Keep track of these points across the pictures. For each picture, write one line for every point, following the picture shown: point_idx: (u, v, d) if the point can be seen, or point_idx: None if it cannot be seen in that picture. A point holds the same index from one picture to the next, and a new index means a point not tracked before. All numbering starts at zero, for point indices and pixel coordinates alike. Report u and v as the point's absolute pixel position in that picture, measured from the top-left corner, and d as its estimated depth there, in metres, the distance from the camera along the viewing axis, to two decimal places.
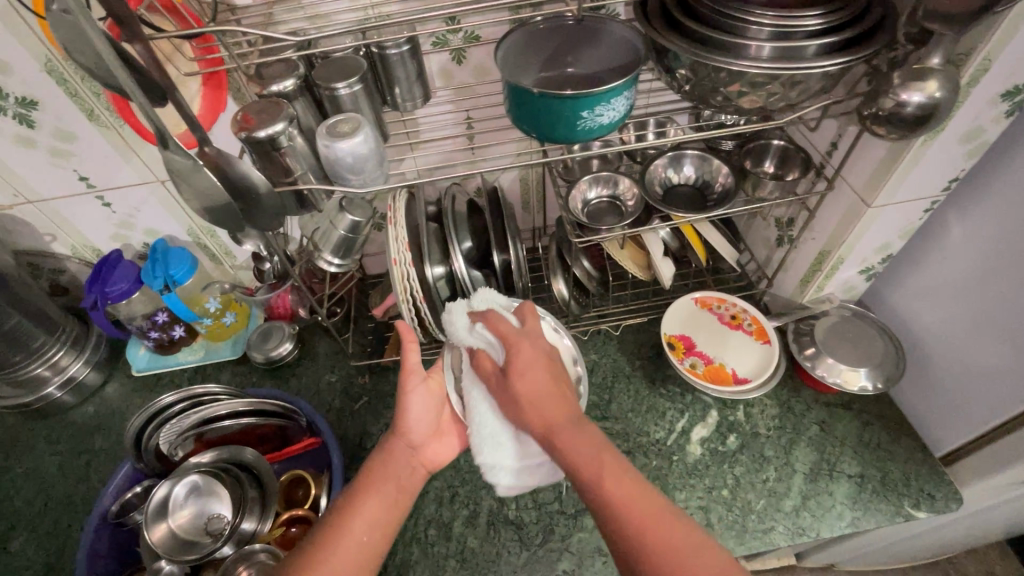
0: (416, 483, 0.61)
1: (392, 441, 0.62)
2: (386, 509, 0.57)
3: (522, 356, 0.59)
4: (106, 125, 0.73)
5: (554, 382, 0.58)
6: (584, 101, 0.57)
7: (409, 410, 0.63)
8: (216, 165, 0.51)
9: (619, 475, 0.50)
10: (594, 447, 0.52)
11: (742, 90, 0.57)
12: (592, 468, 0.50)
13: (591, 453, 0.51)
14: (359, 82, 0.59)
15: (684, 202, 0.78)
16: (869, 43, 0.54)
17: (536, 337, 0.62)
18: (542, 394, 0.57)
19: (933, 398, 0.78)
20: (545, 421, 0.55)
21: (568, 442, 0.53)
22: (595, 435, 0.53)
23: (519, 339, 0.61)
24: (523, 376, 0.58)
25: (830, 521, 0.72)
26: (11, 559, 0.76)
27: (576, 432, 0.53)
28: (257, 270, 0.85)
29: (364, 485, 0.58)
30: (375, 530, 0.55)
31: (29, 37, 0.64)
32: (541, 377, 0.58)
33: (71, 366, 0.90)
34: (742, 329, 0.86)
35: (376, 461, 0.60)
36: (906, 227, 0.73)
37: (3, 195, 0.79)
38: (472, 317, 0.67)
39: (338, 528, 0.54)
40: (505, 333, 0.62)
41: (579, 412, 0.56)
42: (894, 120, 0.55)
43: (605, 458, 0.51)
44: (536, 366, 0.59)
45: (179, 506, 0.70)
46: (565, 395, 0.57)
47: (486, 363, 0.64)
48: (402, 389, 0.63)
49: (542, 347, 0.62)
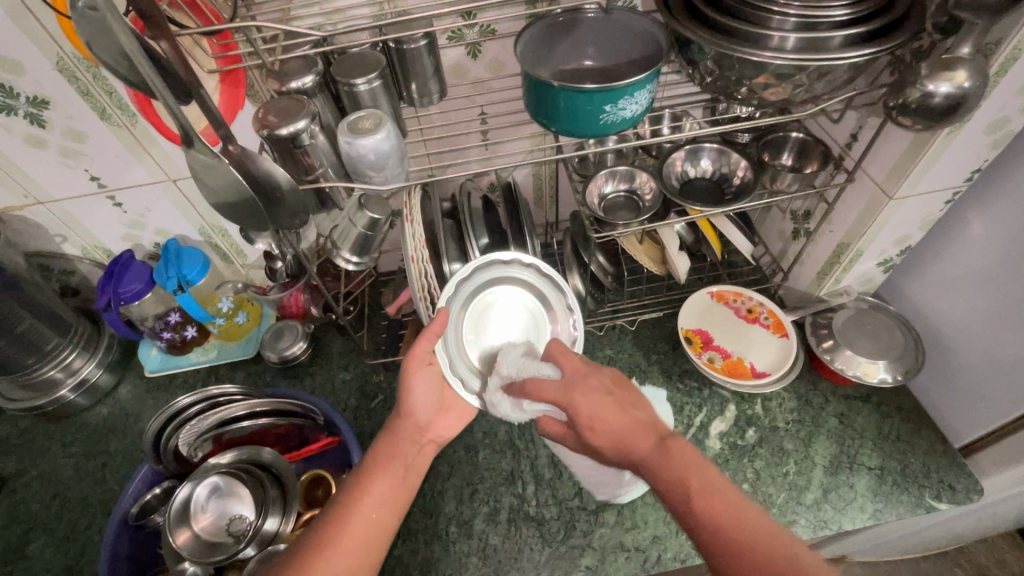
0: (422, 462, 0.63)
1: (398, 422, 0.64)
2: (395, 484, 0.59)
3: (582, 411, 0.58)
4: (118, 123, 0.72)
5: (627, 412, 0.57)
6: (607, 95, 0.56)
7: (412, 393, 0.64)
8: (239, 163, 0.51)
9: (712, 495, 0.48)
10: (686, 469, 0.51)
11: (767, 82, 0.57)
12: (683, 493, 0.49)
13: (684, 475, 0.50)
14: (379, 78, 0.58)
15: (702, 195, 0.77)
16: (897, 32, 0.53)
17: (586, 378, 0.60)
18: (619, 428, 0.56)
19: (952, 390, 0.78)
20: (632, 455, 0.54)
21: (659, 470, 0.52)
22: (681, 451, 0.52)
23: (572, 397, 0.59)
24: (599, 425, 0.57)
25: (851, 513, 0.72)
26: (30, 562, 0.76)
27: (662, 456, 0.52)
28: (268, 266, 0.83)
29: (374, 463, 0.59)
30: (385, 506, 0.57)
31: (41, 35, 0.63)
32: (614, 414, 0.57)
33: (84, 368, 0.89)
34: (759, 323, 0.86)
35: (383, 441, 0.62)
36: (925, 219, 0.72)
37: (13, 196, 0.78)
38: (512, 395, 0.65)
39: (349, 504, 0.56)
40: (556, 397, 0.60)
41: (662, 431, 0.55)
42: (920, 111, 0.55)
43: (696, 480, 0.49)
44: (602, 406, 0.58)
45: (201, 508, 0.70)
46: (641, 419, 0.56)
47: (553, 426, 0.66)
48: (405, 375, 0.64)
49: (599, 380, 0.61)
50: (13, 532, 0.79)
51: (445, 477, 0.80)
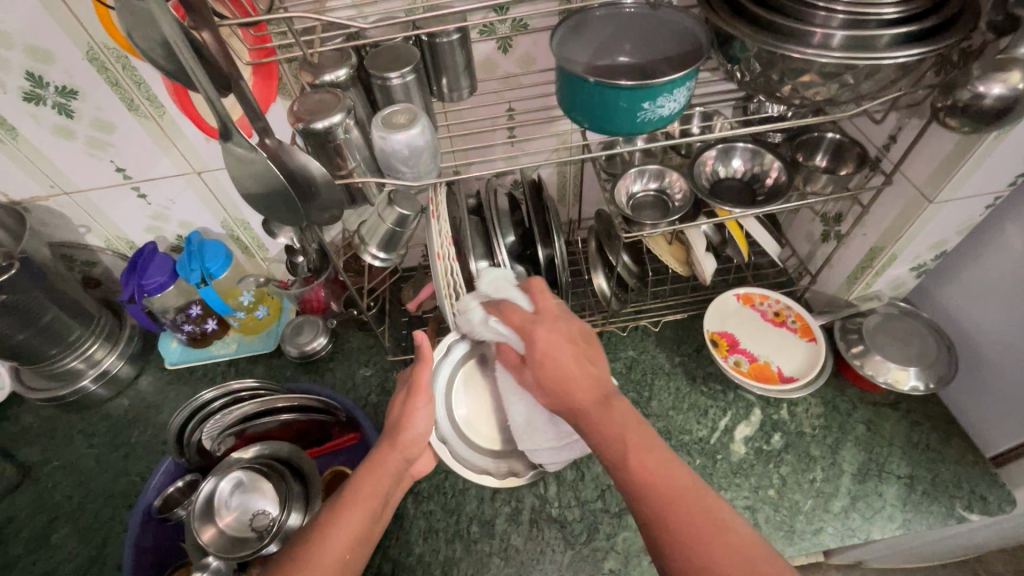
0: (395, 498, 0.61)
1: (389, 454, 0.59)
2: (369, 521, 0.55)
3: (542, 341, 0.59)
4: (145, 115, 0.72)
5: (578, 359, 0.57)
6: (645, 93, 0.55)
7: (412, 425, 0.61)
8: (275, 156, 0.50)
9: (646, 450, 0.49)
10: (621, 424, 0.51)
11: (812, 80, 0.55)
12: (617, 449, 0.50)
13: (619, 427, 0.51)
14: (413, 72, 0.57)
15: (733, 196, 0.76)
16: (949, 32, 0.52)
17: (555, 316, 0.62)
18: (571, 372, 0.56)
19: (985, 399, 0.76)
20: (572, 403, 0.55)
21: (595, 421, 0.53)
22: (619, 408, 0.53)
23: (535, 328, 0.61)
24: (556, 364, 0.57)
25: (881, 523, 0.71)
26: (53, 552, 0.76)
27: (601, 405, 0.53)
28: (291, 263, 0.85)
29: (352, 498, 0.56)
30: (356, 545, 0.53)
31: (72, 24, 0.63)
32: (568, 361, 0.57)
33: (105, 360, 0.90)
34: (786, 326, 0.85)
35: (367, 474, 0.58)
36: (964, 223, 0.71)
37: (40, 186, 0.78)
38: (486, 309, 0.66)
39: (323, 539, 0.52)
40: (521, 323, 0.62)
41: (607, 388, 0.55)
42: (969, 113, 0.53)
43: (632, 433, 0.50)
44: (561, 348, 0.58)
45: (224, 503, 0.69)
46: (594, 372, 0.57)
47: (510, 354, 0.67)
48: (410, 403, 0.61)
49: (566, 325, 0.61)
50: (36, 522, 0.79)
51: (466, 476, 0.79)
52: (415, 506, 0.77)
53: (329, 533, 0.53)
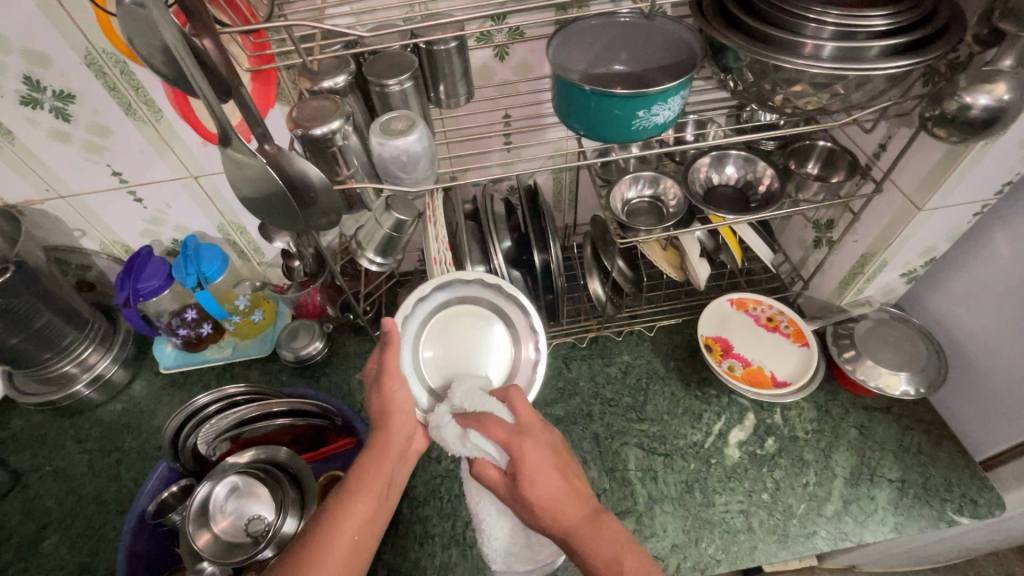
0: (401, 477, 0.62)
1: (384, 438, 0.59)
2: (375, 505, 0.56)
3: (529, 459, 0.56)
4: (143, 119, 0.72)
5: (567, 480, 0.56)
6: (641, 101, 0.56)
7: (398, 406, 0.60)
8: (274, 162, 0.50)
9: (647, 574, 0.48)
10: (617, 547, 0.50)
11: (804, 89, 0.56)
12: (614, 572, 0.49)
13: (613, 549, 0.50)
14: (411, 79, 0.57)
15: (727, 203, 0.77)
16: (937, 43, 0.53)
17: (535, 429, 0.59)
18: (558, 493, 0.55)
19: (975, 403, 0.77)
20: (562, 523, 0.53)
21: (590, 544, 0.51)
22: (613, 528, 0.52)
23: (519, 440, 0.57)
24: (544, 487, 0.55)
25: (873, 526, 0.72)
26: (45, 558, 0.75)
27: (595, 528, 0.52)
28: (288, 267, 0.85)
29: (354, 487, 0.56)
30: (366, 528, 0.55)
31: (70, 29, 0.63)
32: (555, 480, 0.55)
33: (99, 365, 0.89)
34: (779, 331, 0.86)
35: (366, 461, 0.58)
36: (953, 231, 0.72)
37: (35, 190, 0.78)
38: (462, 424, 0.60)
39: (329, 529, 0.53)
40: (505, 438, 0.58)
41: (594, 507, 0.55)
42: (957, 123, 0.54)
43: (629, 557, 0.49)
44: (546, 463, 0.57)
45: (220, 508, 0.69)
46: (580, 490, 0.56)
47: (492, 473, 0.59)
48: (389, 386, 0.60)
49: (550, 440, 0.60)
50: (27, 528, 0.78)
51: (462, 480, 0.80)
52: (411, 510, 0.77)
53: (336, 523, 0.54)
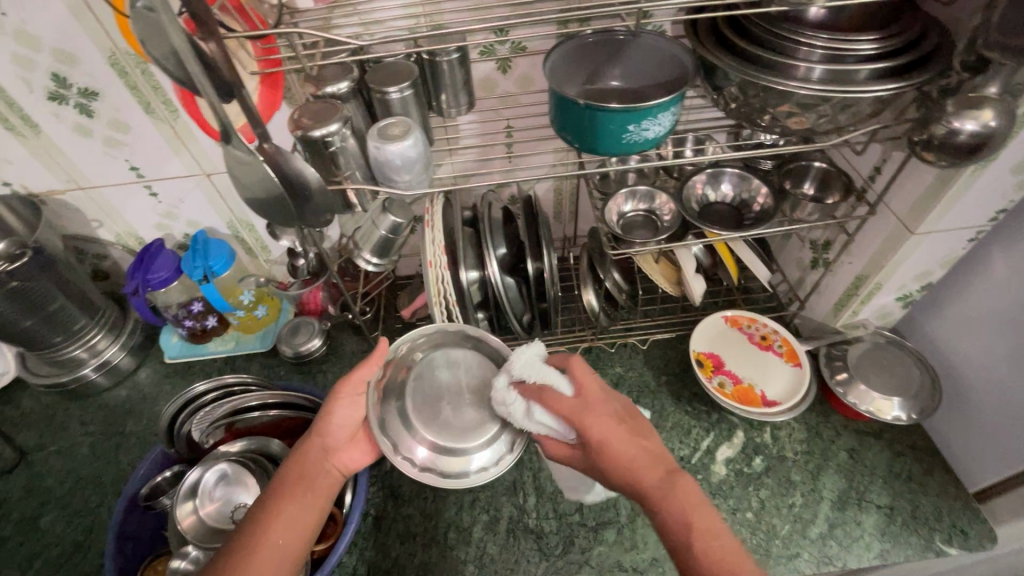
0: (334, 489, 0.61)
1: (307, 445, 0.62)
2: (293, 514, 0.57)
3: (596, 437, 0.55)
4: (160, 117, 0.76)
5: (637, 444, 0.56)
6: (631, 115, 0.57)
7: (330, 418, 0.62)
8: (273, 161, 0.52)
9: (715, 535, 0.50)
10: (693, 507, 0.52)
11: (792, 110, 0.57)
12: (685, 533, 0.51)
13: (687, 512, 0.52)
14: (411, 87, 0.60)
15: (721, 220, 0.78)
16: (924, 69, 0.53)
17: (603, 403, 0.58)
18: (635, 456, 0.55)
19: (967, 433, 0.76)
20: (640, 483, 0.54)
21: (666, 504, 0.52)
22: (689, 489, 0.53)
23: (585, 412, 0.56)
24: (614, 458, 0.54)
25: (857, 551, 0.71)
26: (42, 535, 0.78)
27: (667, 489, 0.53)
28: (292, 266, 0.88)
29: (277, 494, 0.58)
30: (288, 538, 0.55)
31: (96, 31, 0.67)
32: (625, 448, 0.55)
33: (107, 351, 0.93)
34: (772, 350, 0.85)
35: (287, 470, 0.60)
36: (948, 256, 0.71)
37: (57, 181, 0.82)
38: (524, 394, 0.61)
39: (254, 540, 0.54)
40: (569, 414, 0.57)
41: (667, 464, 0.55)
42: (944, 148, 0.55)
43: (701, 518, 0.51)
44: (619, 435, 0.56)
45: (208, 494, 0.71)
46: (651, 449, 0.56)
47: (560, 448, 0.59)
48: (330, 399, 0.63)
49: (613, 404, 0.59)
50: (27, 504, 0.81)
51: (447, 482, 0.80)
52: (395, 509, 0.78)
53: (256, 532, 0.55)
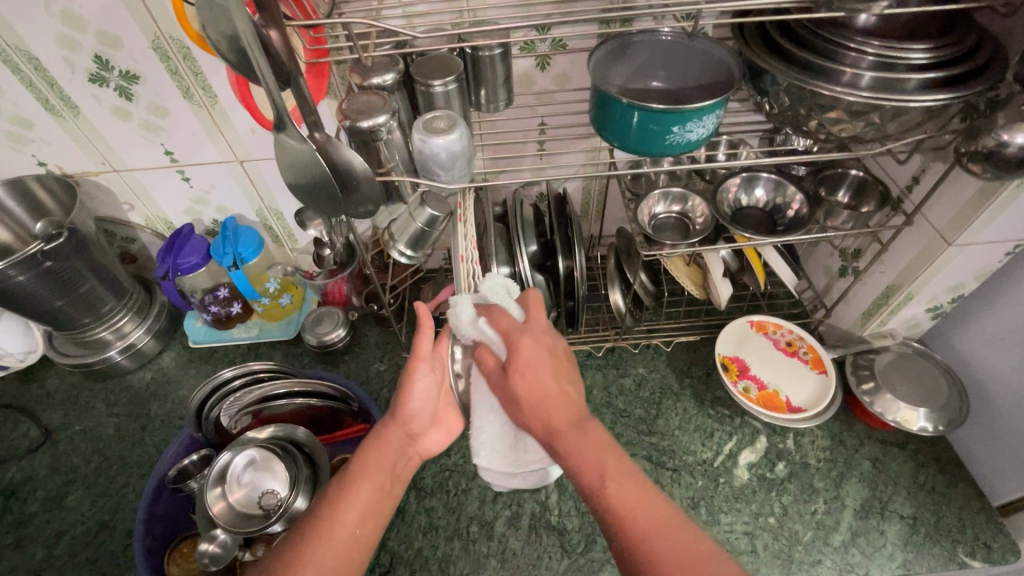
0: (406, 475, 0.60)
1: (388, 430, 0.60)
2: (377, 496, 0.55)
3: (524, 356, 0.56)
4: (198, 103, 0.76)
5: (560, 381, 0.56)
6: (676, 117, 0.57)
7: (410, 400, 0.60)
8: (322, 151, 0.52)
9: (620, 470, 0.50)
10: (599, 449, 0.51)
11: (839, 117, 0.57)
12: (594, 472, 0.49)
13: (595, 452, 0.51)
14: (455, 81, 0.60)
15: (754, 224, 0.78)
16: (978, 80, 0.53)
17: (540, 333, 0.60)
18: (549, 391, 0.55)
19: (993, 446, 0.76)
20: (549, 418, 0.54)
21: (573, 444, 0.52)
22: (597, 432, 0.53)
23: (519, 336, 0.58)
24: (537, 379, 0.56)
25: (880, 560, 0.71)
26: (68, 513, 0.79)
27: (579, 427, 0.53)
28: (319, 254, 0.90)
29: (356, 474, 0.56)
30: (365, 522, 0.53)
31: (141, 15, 0.67)
32: (546, 382, 0.56)
33: (133, 334, 0.93)
34: (797, 357, 0.85)
35: (369, 449, 0.58)
36: (983, 269, 0.71)
37: (92, 162, 0.82)
38: (477, 309, 0.61)
39: (330, 520, 0.52)
40: (507, 330, 0.59)
41: (580, 411, 0.55)
42: (993, 160, 0.54)
43: (611, 462, 0.50)
44: (542, 367, 0.56)
45: (236, 478, 0.71)
46: (570, 392, 0.56)
47: (488, 359, 0.61)
48: (407, 376, 0.60)
49: (550, 337, 0.60)
50: (53, 483, 0.82)
51: (470, 476, 0.81)
52: (418, 501, 0.78)
53: (337, 509, 0.53)
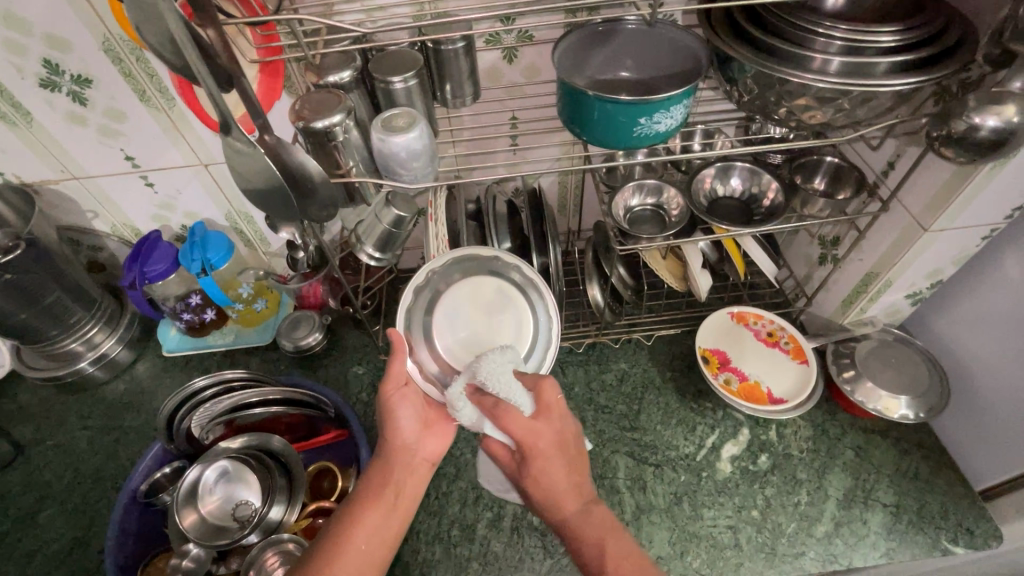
0: (417, 484, 0.57)
1: (384, 447, 0.58)
2: (384, 517, 0.54)
3: (541, 456, 0.54)
4: (156, 106, 0.74)
5: (570, 472, 0.54)
6: (642, 108, 0.55)
7: (396, 419, 0.58)
8: (273, 153, 0.51)
9: (626, 564, 0.49)
10: (603, 542, 0.50)
11: (809, 103, 0.55)
12: (597, 565, 0.49)
13: (602, 541, 0.50)
14: (415, 77, 0.58)
15: (731, 214, 0.76)
16: (948, 62, 0.51)
17: (552, 420, 0.56)
18: (561, 484, 0.53)
19: (974, 432, 0.75)
20: (556, 512, 0.53)
21: (578, 533, 0.52)
22: (603, 519, 0.52)
23: (535, 441, 0.54)
24: (546, 484, 0.54)
25: (864, 550, 0.70)
26: (40, 530, 0.77)
27: (585, 521, 0.52)
28: (292, 259, 0.87)
29: (359, 498, 0.55)
30: (372, 541, 0.52)
31: (88, 15, 0.64)
32: (559, 474, 0.54)
33: (104, 344, 0.91)
34: (779, 347, 0.84)
35: (372, 472, 0.57)
36: (960, 253, 0.70)
37: (51, 170, 0.80)
38: (477, 403, 0.59)
39: (338, 548, 0.51)
40: (524, 439, 0.54)
41: (587, 497, 0.54)
42: (965, 144, 0.53)
43: (613, 544, 0.50)
44: (555, 463, 0.54)
45: (208, 490, 0.70)
46: (580, 482, 0.55)
47: (501, 453, 0.58)
48: (390, 399, 0.58)
49: (561, 426, 0.56)
50: (25, 499, 0.80)
51: (450, 478, 0.80)
52: None
53: (344, 536, 0.52)
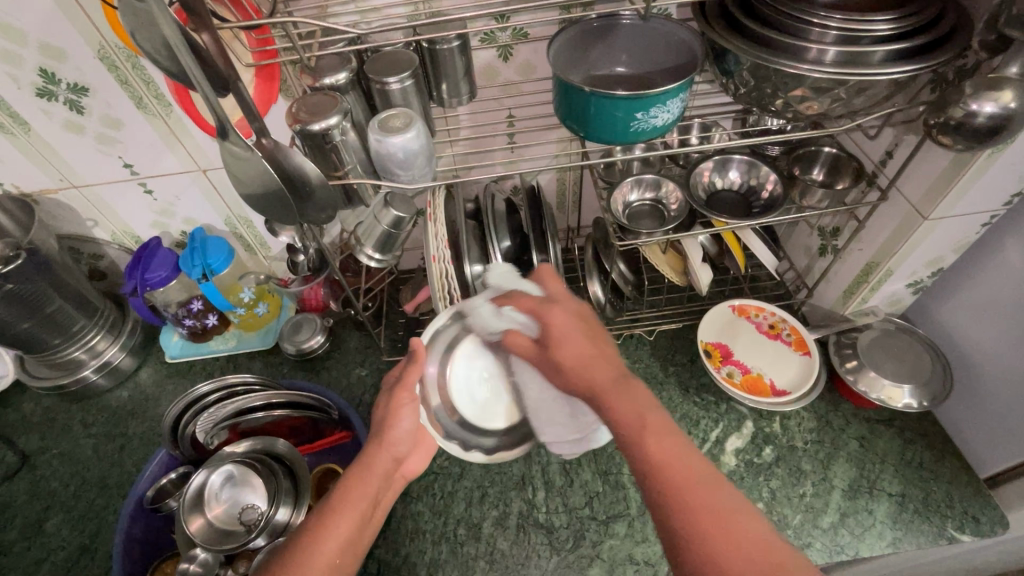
0: (387, 499, 0.59)
1: (374, 454, 0.59)
2: (359, 523, 0.53)
3: (557, 325, 0.56)
4: (154, 113, 0.74)
5: (593, 343, 0.53)
6: (638, 103, 0.55)
7: (398, 422, 0.61)
8: (271, 157, 0.51)
9: (664, 437, 0.43)
10: (640, 408, 0.45)
11: (805, 94, 0.55)
12: (632, 426, 0.44)
13: (638, 412, 0.45)
14: (411, 77, 0.58)
15: (730, 207, 0.76)
16: (943, 50, 0.51)
17: (566, 300, 0.59)
18: (581, 355, 0.52)
19: (977, 419, 0.75)
20: (590, 382, 0.50)
21: (613, 401, 0.47)
22: (641, 393, 0.47)
23: (548, 306, 0.57)
24: (568, 354, 0.53)
25: (870, 540, 0.70)
26: (47, 539, 0.78)
27: (620, 389, 0.48)
28: (292, 262, 0.87)
29: (340, 500, 0.54)
30: (346, 550, 0.51)
31: (83, 24, 0.65)
32: (584, 345, 0.53)
33: (107, 352, 0.91)
34: (781, 339, 0.85)
35: (356, 474, 0.57)
36: (960, 241, 0.70)
37: (49, 179, 0.80)
38: (497, 302, 0.65)
39: (310, 549, 0.49)
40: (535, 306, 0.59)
41: (625, 371, 0.50)
42: (962, 131, 0.53)
43: (652, 417, 0.45)
44: (573, 333, 0.55)
45: (214, 495, 0.71)
46: (611, 354, 0.52)
47: (520, 341, 0.61)
48: (397, 408, 0.61)
49: (573, 305, 0.58)
50: (32, 508, 0.81)
51: (455, 477, 0.80)
52: (403, 507, 0.77)
53: (315, 538, 0.50)
